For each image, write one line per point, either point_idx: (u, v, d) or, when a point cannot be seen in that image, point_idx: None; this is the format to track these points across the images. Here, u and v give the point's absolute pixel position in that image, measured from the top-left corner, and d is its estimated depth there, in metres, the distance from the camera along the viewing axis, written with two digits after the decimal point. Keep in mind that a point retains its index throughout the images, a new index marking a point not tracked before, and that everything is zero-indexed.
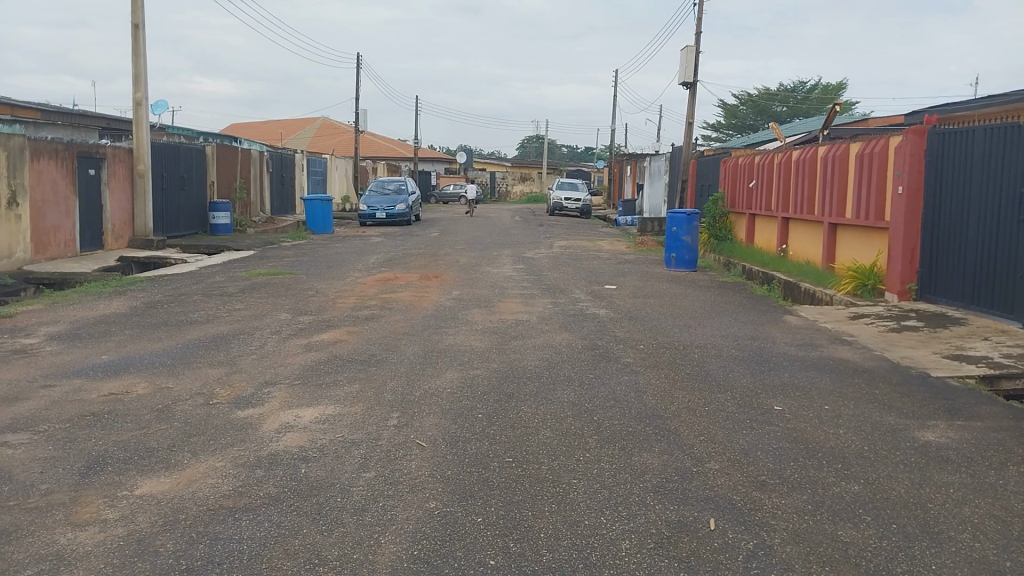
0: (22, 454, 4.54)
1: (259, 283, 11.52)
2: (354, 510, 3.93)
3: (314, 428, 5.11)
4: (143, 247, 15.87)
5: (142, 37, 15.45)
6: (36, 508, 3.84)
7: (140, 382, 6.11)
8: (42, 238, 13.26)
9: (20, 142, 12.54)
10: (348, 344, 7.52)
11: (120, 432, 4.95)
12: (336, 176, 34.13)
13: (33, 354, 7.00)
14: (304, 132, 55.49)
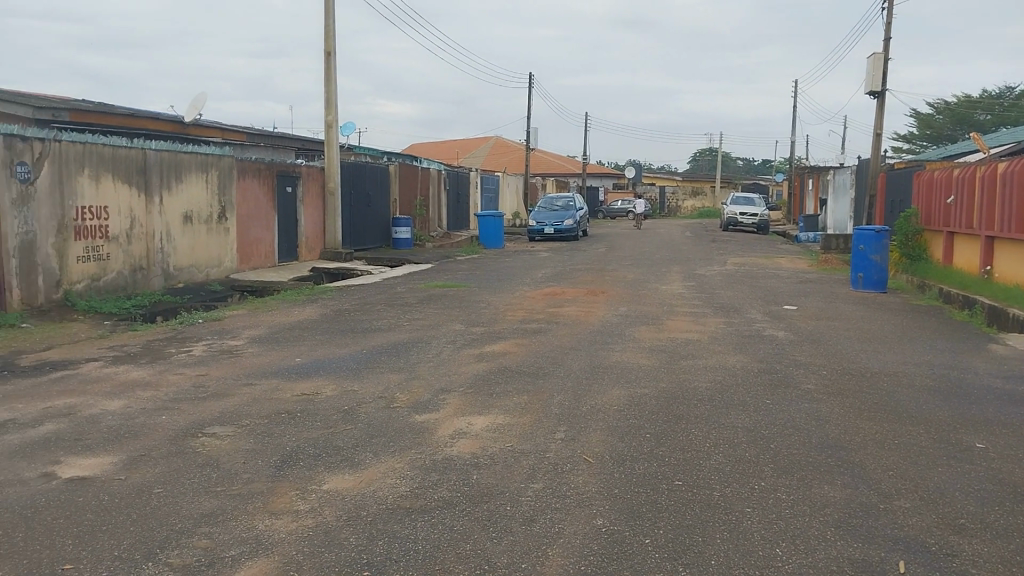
0: (228, 445, 5.01)
1: (435, 295, 12.02)
2: (523, 520, 4.00)
3: (485, 436, 5.26)
4: (331, 259, 17.04)
5: (334, 64, 16.67)
6: (239, 495, 4.22)
7: (328, 384, 6.57)
8: (246, 250, 14.60)
9: (230, 162, 13.87)
10: (517, 356, 7.67)
11: (311, 429, 5.33)
12: (507, 193, 35.04)
13: (238, 354, 7.71)
14: (478, 150, 57.46)
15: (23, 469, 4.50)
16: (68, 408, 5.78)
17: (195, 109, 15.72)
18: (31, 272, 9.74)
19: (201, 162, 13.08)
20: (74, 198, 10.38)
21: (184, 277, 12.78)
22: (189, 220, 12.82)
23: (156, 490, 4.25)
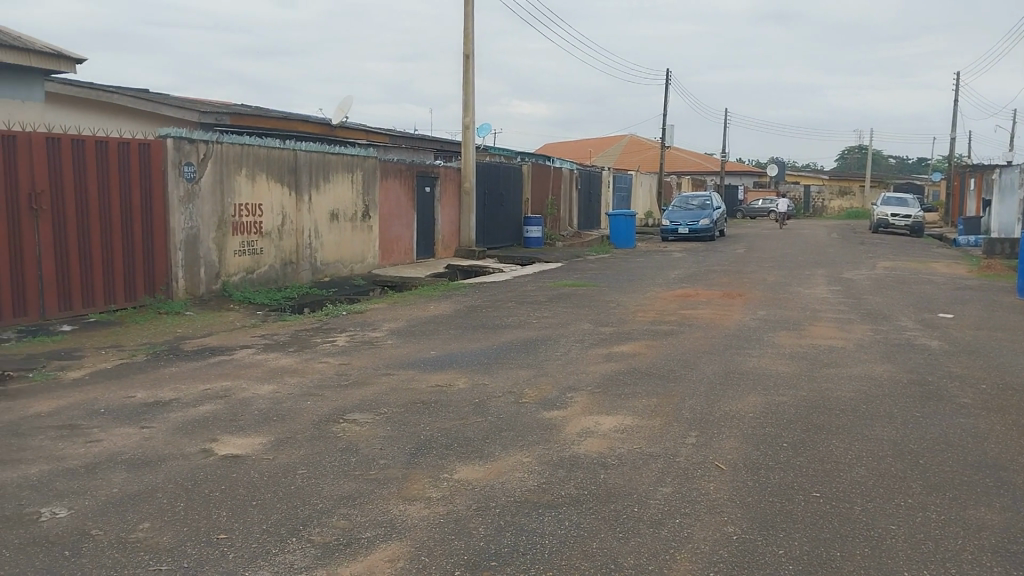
0: (366, 431, 5.25)
1: (566, 294, 12.05)
2: (651, 522, 3.96)
3: (614, 436, 5.23)
4: (466, 257, 17.44)
5: (472, 66, 17.06)
6: (376, 479, 4.41)
7: (460, 377, 6.74)
8: (386, 246, 15.20)
9: (373, 163, 14.48)
10: (648, 358, 7.58)
11: (444, 420, 5.49)
12: (641, 192, 34.62)
13: (377, 346, 8.05)
14: (612, 149, 57.09)
15: (185, 444, 4.90)
16: (224, 390, 6.23)
17: (341, 112, 16.52)
18: (195, 264, 10.57)
19: (347, 162, 13.73)
20: (233, 196, 11.18)
21: (329, 272, 13.47)
22: (335, 217, 13.50)
23: (301, 470, 4.51)
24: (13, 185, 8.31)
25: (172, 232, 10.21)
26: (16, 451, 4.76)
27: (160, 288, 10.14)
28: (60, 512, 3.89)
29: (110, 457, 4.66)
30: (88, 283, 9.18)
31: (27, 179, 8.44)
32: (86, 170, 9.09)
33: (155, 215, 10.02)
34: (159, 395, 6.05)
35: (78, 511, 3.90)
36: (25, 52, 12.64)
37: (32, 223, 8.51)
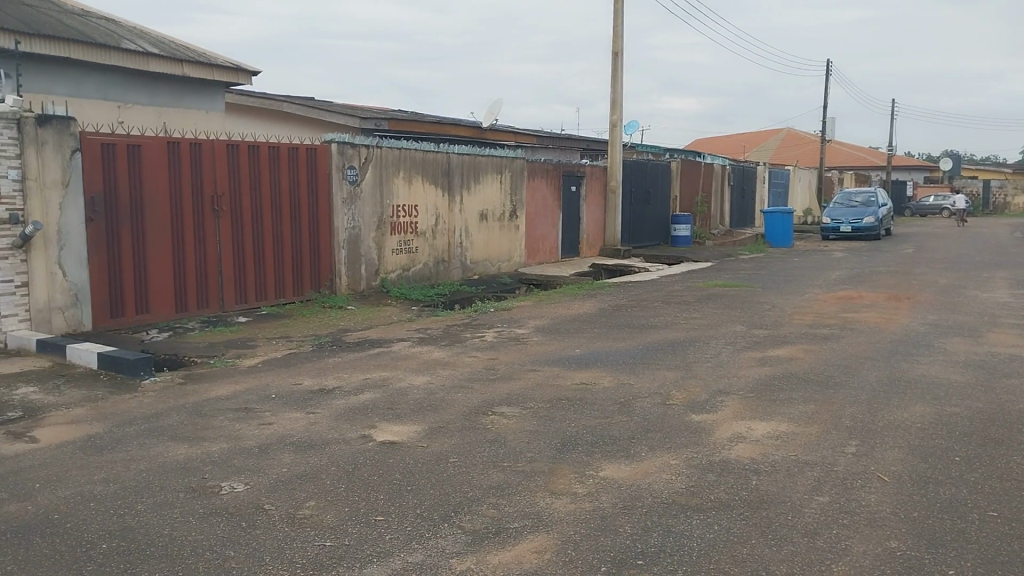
0: (514, 424, 5.37)
1: (716, 294, 11.74)
2: (805, 531, 3.80)
3: (766, 442, 5.06)
4: (612, 256, 17.38)
5: (621, 64, 16.95)
6: (524, 472, 4.50)
7: (607, 376, 6.73)
8: (532, 246, 15.41)
9: (521, 163, 14.72)
10: (804, 362, 7.25)
11: (590, 418, 5.52)
12: (798, 188, 33.04)
13: (524, 342, 8.20)
14: (766, 144, 54.88)
15: (347, 430, 5.21)
16: (382, 380, 6.56)
17: (491, 114, 16.92)
18: (355, 262, 11.18)
19: (496, 163, 14.04)
20: (391, 197, 11.72)
21: (479, 270, 13.83)
22: (484, 217, 13.85)
23: (452, 459, 4.68)
24: (200, 188, 9.11)
25: (336, 232, 10.85)
26: (200, 429, 5.24)
27: (324, 284, 10.80)
28: (238, 486, 4.24)
29: (280, 439, 5.04)
30: (262, 278, 9.93)
31: (211, 183, 9.22)
32: (261, 174, 9.82)
33: (322, 215, 10.69)
34: (323, 383, 6.46)
35: (253, 486, 4.24)
36: (209, 67, 13.85)
37: (215, 223, 9.30)
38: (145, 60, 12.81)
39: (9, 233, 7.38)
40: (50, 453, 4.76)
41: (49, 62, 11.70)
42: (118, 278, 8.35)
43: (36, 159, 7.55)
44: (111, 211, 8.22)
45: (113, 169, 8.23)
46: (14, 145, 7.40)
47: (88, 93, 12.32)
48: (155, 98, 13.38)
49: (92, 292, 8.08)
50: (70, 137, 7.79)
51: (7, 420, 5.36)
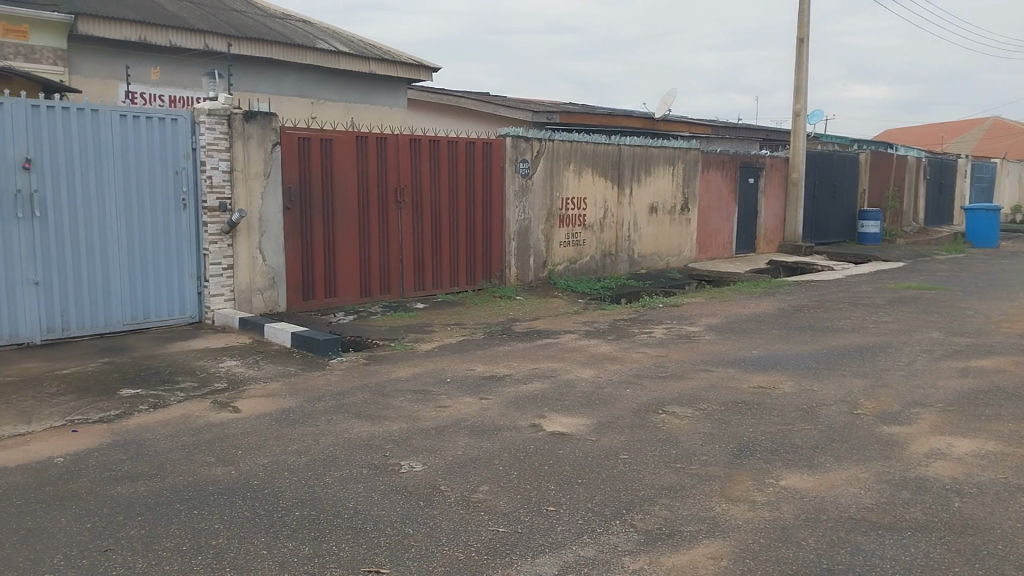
0: (687, 425, 5.21)
1: (908, 297, 10.84)
2: (1020, 564, 3.40)
3: (970, 461, 4.60)
4: (790, 253, 16.54)
5: (806, 50, 16.03)
6: (698, 475, 4.35)
7: (786, 380, 6.38)
8: (705, 240, 14.96)
9: (696, 155, 14.30)
10: (1015, 375, 6.53)
11: (769, 423, 5.25)
12: (1006, 183, 29.89)
13: (696, 340, 7.96)
14: (969, 135, 50.07)
15: (518, 418, 5.28)
16: (552, 371, 6.60)
17: (665, 105, 16.58)
18: (525, 252, 11.34)
19: (669, 155, 13.73)
20: (562, 189, 11.77)
21: (647, 264, 13.61)
22: (655, 210, 13.60)
23: (623, 455, 4.61)
24: (383, 180, 9.56)
25: (508, 223, 11.05)
26: (381, 408, 5.50)
27: (496, 274, 11.03)
28: (416, 466, 4.40)
29: (455, 422, 5.18)
30: (437, 266, 10.29)
31: (394, 175, 9.66)
32: (439, 166, 10.16)
33: (495, 206, 10.91)
34: (495, 370, 6.59)
35: (429, 467, 4.39)
36: (393, 64, 14.53)
37: (396, 213, 9.73)
38: (336, 59, 13.64)
39: (218, 220, 8.04)
40: (249, 423, 5.17)
41: (254, 64, 12.74)
42: (310, 263, 8.94)
43: (243, 152, 8.19)
44: (305, 201, 8.81)
45: (308, 162, 8.80)
46: (224, 139, 8.05)
47: (287, 91, 13.29)
48: (345, 95, 14.22)
49: (286, 275, 8.71)
50: (272, 132, 8.43)
51: (214, 389, 5.88)
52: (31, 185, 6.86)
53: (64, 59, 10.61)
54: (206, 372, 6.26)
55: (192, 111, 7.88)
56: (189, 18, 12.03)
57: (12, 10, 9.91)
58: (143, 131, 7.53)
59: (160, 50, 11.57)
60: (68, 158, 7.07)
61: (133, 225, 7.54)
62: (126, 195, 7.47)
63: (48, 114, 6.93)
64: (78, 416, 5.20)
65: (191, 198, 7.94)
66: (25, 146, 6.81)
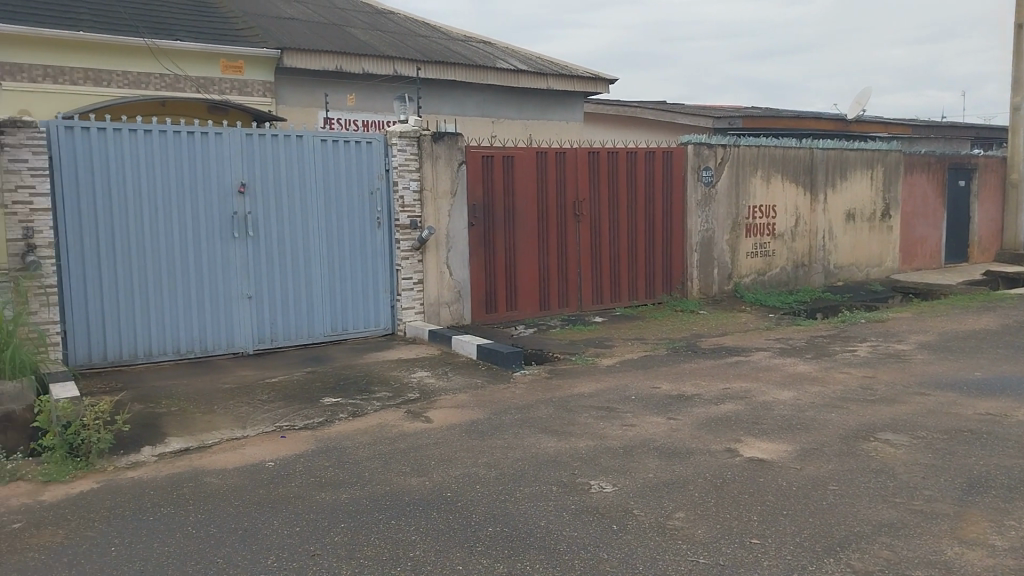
0: (904, 455, 4.70)
1: None
2: None
3: None
4: (1011, 263, 14.84)
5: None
6: (923, 512, 3.89)
7: (1021, 407, 5.63)
8: (909, 249, 13.74)
9: (897, 158, 13.19)
10: None
11: (1003, 456, 4.64)
12: None
13: (906, 360, 7.25)
14: None
15: (712, 441, 5.00)
16: (744, 391, 6.23)
17: (859, 105, 15.48)
18: (709, 264, 10.92)
19: (867, 158, 12.75)
20: (747, 198, 11.24)
21: (843, 276, 12.68)
22: (852, 217, 12.66)
23: (832, 487, 4.23)
24: (564, 194, 9.57)
25: (691, 234, 10.69)
26: (568, 424, 5.42)
27: (678, 287, 10.70)
28: (607, 486, 4.28)
29: (644, 442, 5.00)
30: (617, 280, 10.14)
31: (574, 188, 9.64)
32: (619, 178, 10.03)
33: (677, 217, 10.60)
34: (683, 389, 6.33)
35: (621, 489, 4.24)
36: (571, 78, 14.60)
37: (576, 227, 9.70)
38: (516, 77, 13.89)
39: (409, 236, 8.36)
40: (441, 433, 5.27)
41: (440, 85, 13.25)
42: (493, 277, 9.09)
43: (431, 171, 8.48)
44: (488, 216, 8.98)
45: (491, 178, 8.98)
46: (414, 160, 8.38)
47: (470, 111, 13.70)
48: (524, 111, 14.46)
49: (471, 290, 8.91)
50: (458, 151, 8.68)
51: (407, 399, 6.07)
52: (246, 207, 7.46)
53: (272, 91, 11.53)
54: (400, 383, 6.49)
55: (385, 134, 8.27)
56: (380, 46, 12.74)
57: (230, 49, 10.94)
58: (341, 154, 7.99)
59: (355, 78, 12.31)
60: (277, 182, 7.63)
61: (332, 242, 8.00)
62: (327, 215, 7.95)
63: (260, 142, 7.52)
64: (286, 422, 5.54)
65: (384, 216, 8.32)
66: (241, 171, 7.42)
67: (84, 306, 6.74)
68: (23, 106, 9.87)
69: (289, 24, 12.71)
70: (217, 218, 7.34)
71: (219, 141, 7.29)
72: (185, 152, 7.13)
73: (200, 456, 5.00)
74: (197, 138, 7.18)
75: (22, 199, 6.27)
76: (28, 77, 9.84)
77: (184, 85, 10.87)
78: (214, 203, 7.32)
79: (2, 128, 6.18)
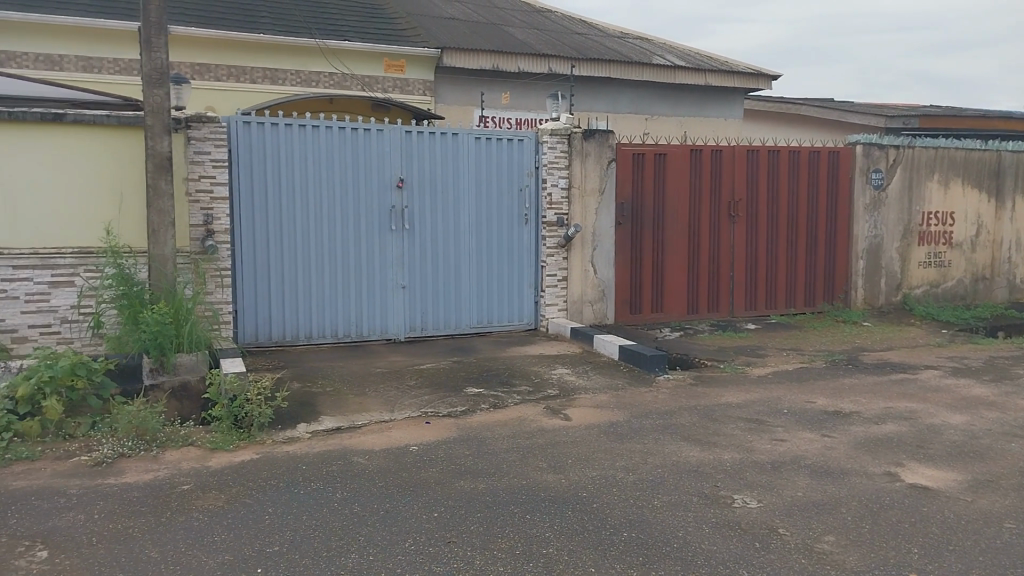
0: None
1: None
2: None
3: None
4: None
5: None
6: None
7: None
8: None
9: None
10: None
11: None
12: None
13: None
14: None
15: (870, 463, 4.66)
16: (909, 412, 5.77)
17: None
18: (875, 273, 10.21)
19: None
20: (922, 203, 10.41)
21: None
22: None
23: (1009, 525, 3.82)
24: (718, 195, 9.25)
25: (854, 240, 10.04)
26: (712, 434, 5.23)
27: (838, 295, 10.08)
28: (751, 502, 4.08)
29: (794, 459, 4.74)
30: (772, 285, 9.69)
31: (729, 189, 9.30)
32: (779, 179, 9.58)
33: (841, 222, 9.99)
34: (840, 405, 5.94)
35: (766, 505, 4.03)
36: (731, 75, 14.10)
37: (730, 229, 9.36)
38: (673, 74, 13.58)
39: (556, 233, 8.37)
40: (580, 433, 5.23)
41: (595, 82, 13.18)
42: (641, 277, 8.94)
43: (581, 169, 8.44)
44: (637, 215, 8.84)
45: (643, 177, 8.82)
46: (565, 157, 8.37)
47: (624, 108, 13.55)
48: (680, 109, 14.13)
49: (617, 289, 8.81)
50: (609, 148, 8.59)
51: (547, 396, 6.08)
52: (402, 201, 7.74)
53: (432, 89, 11.91)
54: (541, 378, 6.51)
55: (537, 132, 8.32)
56: (537, 44, 12.85)
57: (393, 49, 11.39)
58: (494, 151, 8.12)
59: (511, 76, 12.48)
60: (432, 177, 7.86)
61: (482, 237, 8.15)
62: (477, 210, 8.11)
63: (418, 139, 7.76)
64: (430, 409, 5.69)
65: (533, 213, 8.38)
66: (399, 167, 7.70)
67: (254, 289, 7.24)
68: (209, 102, 10.74)
69: (450, 23, 13.08)
70: (375, 211, 7.66)
71: (380, 137, 7.60)
72: (348, 148, 7.48)
73: (350, 436, 5.23)
74: (361, 134, 7.52)
75: (204, 187, 6.80)
76: (215, 75, 10.70)
77: (350, 83, 11.44)
78: (373, 197, 7.64)
79: (190, 122, 6.72)
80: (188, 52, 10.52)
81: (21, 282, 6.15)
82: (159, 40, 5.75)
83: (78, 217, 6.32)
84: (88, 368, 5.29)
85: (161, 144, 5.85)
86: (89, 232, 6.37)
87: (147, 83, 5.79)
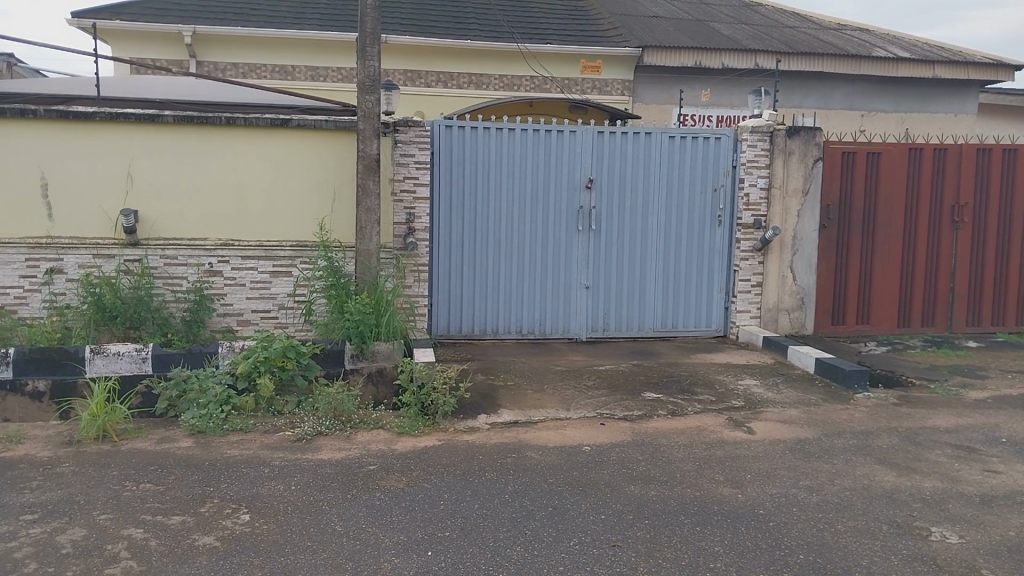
0: None
1: None
2: None
3: None
4: None
5: None
6: None
7: None
8: None
9: None
10: None
11: None
12: None
13: None
14: None
15: None
16: None
17: None
18: None
19: None
20: None
21: None
22: None
23: None
24: (939, 197, 8.41)
25: None
26: (913, 459, 4.76)
27: None
28: (952, 537, 3.67)
29: (1009, 494, 4.21)
30: (1000, 299, 8.66)
31: (953, 191, 8.42)
32: (1014, 181, 8.55)
33: None
34: None
35: (972, 543, 3.61)
36: (964, 65, 12.75)
37: (952, 235, 8.47)
38: (895, 66, 12.50)
39: (752, 236, 7.98)
40: (763, 447, 4.97)
41: (805, 77, 12.45)
42: (845, 285, 8.31)
43: (784, 168, 7.98)
44: (844, 219, 8.23)
45: (852, 178, 8.20)
46: (765, 156, 7.95)
47: (836, 104, 12.68)
48: (900, 105, 12.99)
49: (817, 296, 8.24)
50: (815, 146, 8.06)
51: (731, 406, 5.83)
52: (592, 202, 7.76)
53: (630, 89, 11.83)
54: (725, 388, 6.26)
55: (736, 129, 7.99)
56: (743, 39, 12.35)
57: (592, 51, 11.45)
58: (687, 151, 7.91)
59: (713, 73, 12.07)
60: (623, 177, 7.81)
61: (671, 237, 7.97)
62: (668, 211, 7.94)
63: (611, 139, 7.74)
64: (607, 410, 5.67)
65: (727, 214, 8.07)
66: (590, 168, 7.73)
67: (447, 284, 7.59)
68: (419, 107, 11.38)
69: (652, 21, 12.93)
70: (565, 211, 7.74)
71: (573, 138, 7.67)
72: (541, 148, 7.61)
73: (526, 430, 5.33)
74: (553, 135, 7.62)
75: (408, 187, 7.17)
76: (425, 82, 11.35)
77: (550, 86, 11.65)
78: (563, 197, 7.72)
79: (397, 126, 7.09)
80: (402, 61, 11.26)
81: (247, 270, 6.87)
82: (373, 49, 6.16)
83: (298, 215, 6.95)
84: (298, 351, 5.78)
85: (370, 147, 6.27)
86: (307, 228, 6.98)
87: (361, 91, 6.22)
